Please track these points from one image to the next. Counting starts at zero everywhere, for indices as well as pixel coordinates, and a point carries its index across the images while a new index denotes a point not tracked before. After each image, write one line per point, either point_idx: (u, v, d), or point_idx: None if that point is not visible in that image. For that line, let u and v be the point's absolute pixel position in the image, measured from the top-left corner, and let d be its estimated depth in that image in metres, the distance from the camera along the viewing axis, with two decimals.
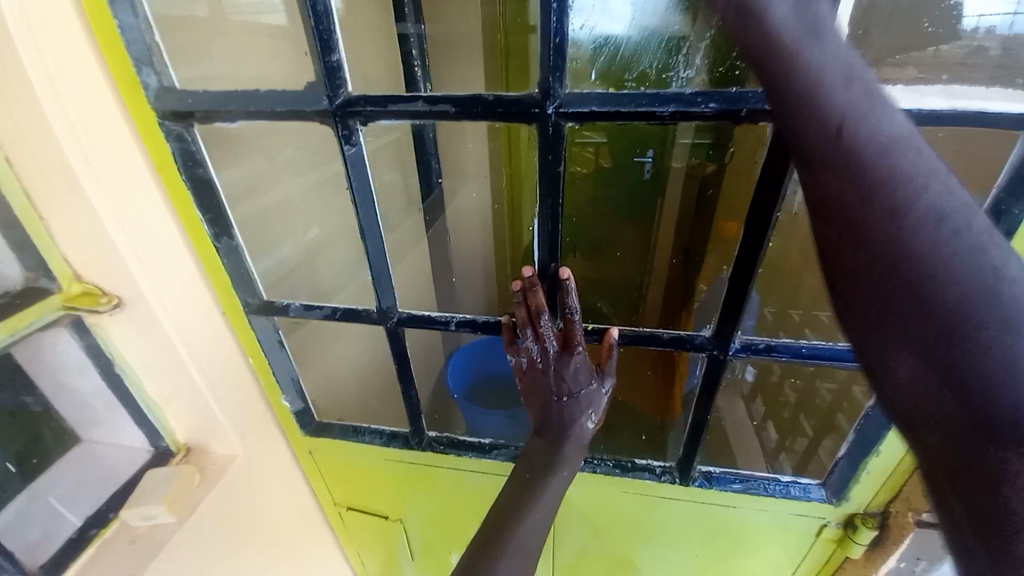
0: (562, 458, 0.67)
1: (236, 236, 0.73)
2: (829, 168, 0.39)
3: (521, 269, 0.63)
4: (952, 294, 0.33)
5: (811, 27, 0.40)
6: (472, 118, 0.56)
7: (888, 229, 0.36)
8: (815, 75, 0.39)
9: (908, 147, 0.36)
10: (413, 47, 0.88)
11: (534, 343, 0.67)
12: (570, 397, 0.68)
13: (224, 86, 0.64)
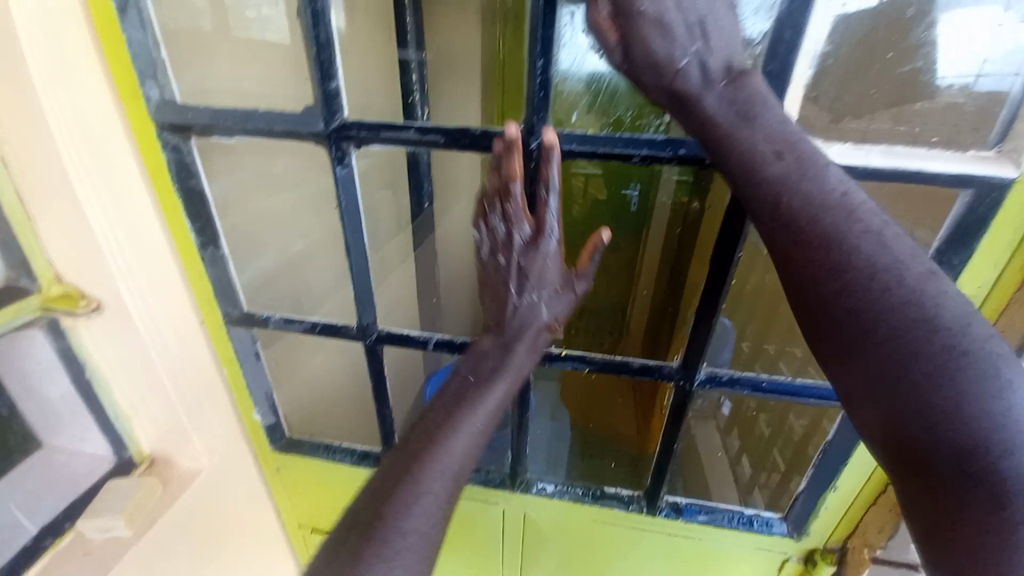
0: (508, 362, 0.62)
1: (222, 246, 0.74)
2: (783, 242, 0.44)
3: (506, 125, 0.53)
4: (908, 323, 0.39)
5: (741, 108, 0.44)
6: (462, 147, 0.59)
7: (841, 273, 0.41)
8: (752, 151, 0.44)
9: (847, 206, 0.42)
10: (413, 74, 0.85)
11: (502, 224, 0.59)
12: (530, 295, 0.62)
13: (224, 101, 0.65)
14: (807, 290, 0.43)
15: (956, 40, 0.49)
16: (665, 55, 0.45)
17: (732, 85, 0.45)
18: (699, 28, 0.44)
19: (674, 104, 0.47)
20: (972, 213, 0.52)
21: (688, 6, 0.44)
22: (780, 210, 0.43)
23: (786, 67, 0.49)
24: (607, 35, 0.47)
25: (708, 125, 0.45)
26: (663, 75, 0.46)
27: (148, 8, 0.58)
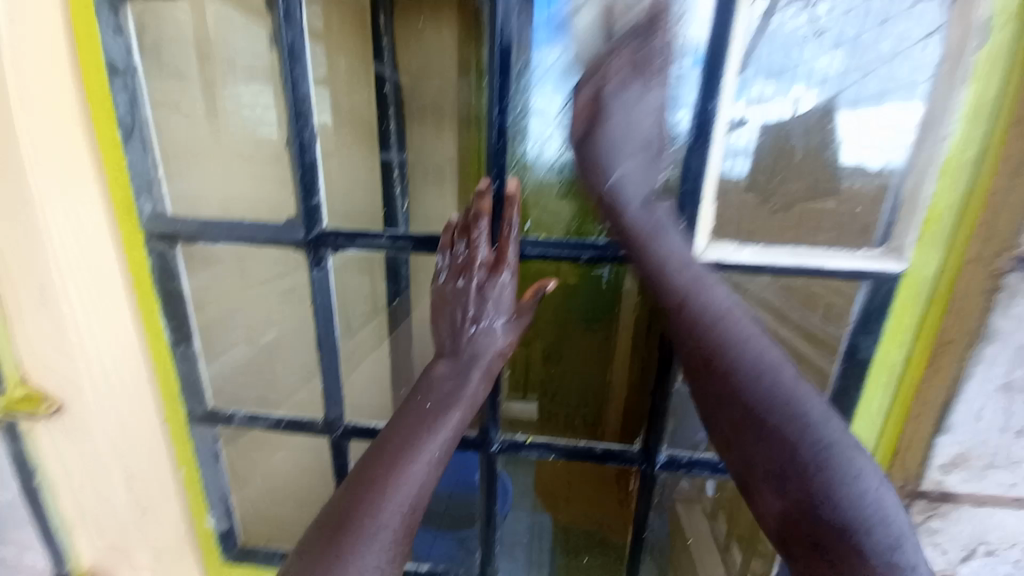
0: (464, 389, 0.62)
1: (194, 343, 0.75)
2: (692, 342, 0.55)
3: (480, 176, 0.59)
4: (785, 418, 0.51)
5: (654, 227, 0.57)
6: (431, 251, 0.66)
7: (732, 374, 0.53)
8: (665, 261, 0.56)
9: (734, 318, 0.54)
10: (395, 176, 0.87)
11: (462, 250, 0.62)
12: (479, 325, 0.63)
13: (210, 211, 0.70)
14: (712, 383, 0.54)
15: (859, 131, 0.58)
16: (601, 170, 0.57)
17: (646, 209, 0.57)
18: (637, 145, 0.57)
19: (607, 211, 0.58)
20: (871, 301, 0.60)
21: (631, 130, 0.56)
22: (684, 316, 0.55)
23: (698, 187, 0.59)
24: (579, 118, 0.57)
25: (629, 231, 0.57)
26: (599, 184, 0.58)
27: (151, 133, 0.66)
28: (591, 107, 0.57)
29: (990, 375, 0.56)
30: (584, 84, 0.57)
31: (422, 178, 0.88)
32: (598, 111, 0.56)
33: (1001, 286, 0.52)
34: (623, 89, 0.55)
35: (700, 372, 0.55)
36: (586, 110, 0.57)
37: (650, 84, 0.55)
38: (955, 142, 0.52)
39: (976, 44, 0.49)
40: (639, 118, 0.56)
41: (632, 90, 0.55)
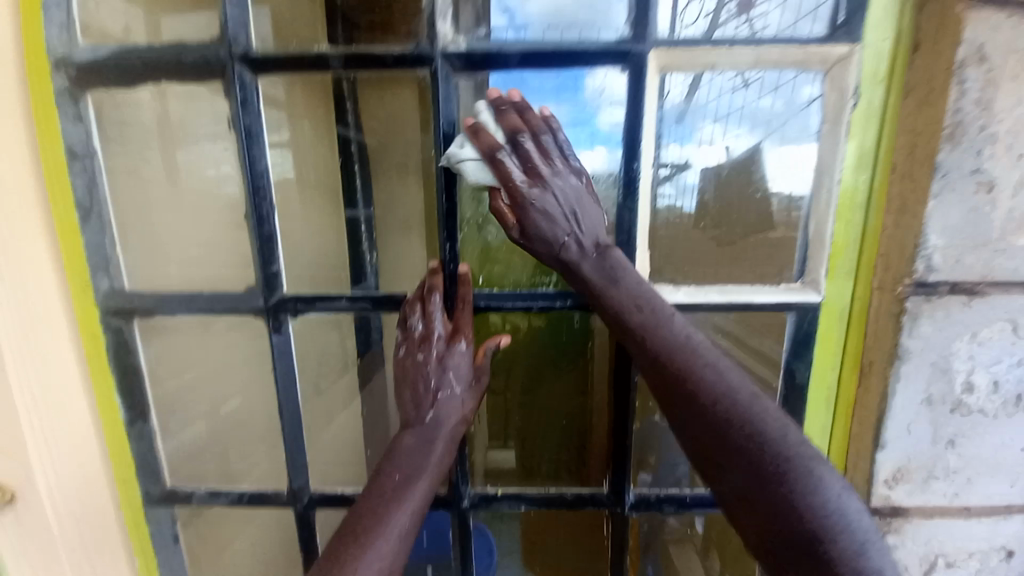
0: (429, 458, 0.63)
1: (151, 419, 0.74)
2: (657, 369, 0.54)
3: (431, 258, 0.65)
4: (743, 429, 0.49)
5: (607, 273, 0.58)
6: (390, 310, 0.68)
7: (691, 388, 0.52)
8: (624, 302, 0.57)
9: (696, 342, 0.53)
10: (362, 232, 0.89)
11: (420, 321, 0.65)
12: (439, 394, 0.65)
13: (171, 285, 0.70)
14: (683, 408, 0.52)
15: (784, 162, 0.64)
16: (549, 233, 0.58)
17: (598, 261, 0.58)
18: (575, 214, 0.58)
19: (561, 267, 0.60)
20: (800, 328, 0.65)
21: (566, 202, 0.58)
22: (641, 340, 0.55)
23: (631, 240, 0.64)
24: (507, 217, 0.59)
25: (584, 285, 0.59)
26: (551, 247, 0.59)
27: (110, 213, 0.67)
28: (522, 187, 0.57)
29: (911, 392, 0.60)
30: (505, 173, 0.57)
31: (389, 221, 0.87)
32: (530, 189, 0.57)
33: (905, 310, 0.57)
34: (542, 168, 0.57)
35: (664, 391, 0.54)
36: (517, 190, 0.57)
37: (567, 162, 0.59)
38: (846, 181, 0.60)
39: (852, 103, 0.58)
40: (567, 191, 0.58)
41: (554, 173, 0.57)
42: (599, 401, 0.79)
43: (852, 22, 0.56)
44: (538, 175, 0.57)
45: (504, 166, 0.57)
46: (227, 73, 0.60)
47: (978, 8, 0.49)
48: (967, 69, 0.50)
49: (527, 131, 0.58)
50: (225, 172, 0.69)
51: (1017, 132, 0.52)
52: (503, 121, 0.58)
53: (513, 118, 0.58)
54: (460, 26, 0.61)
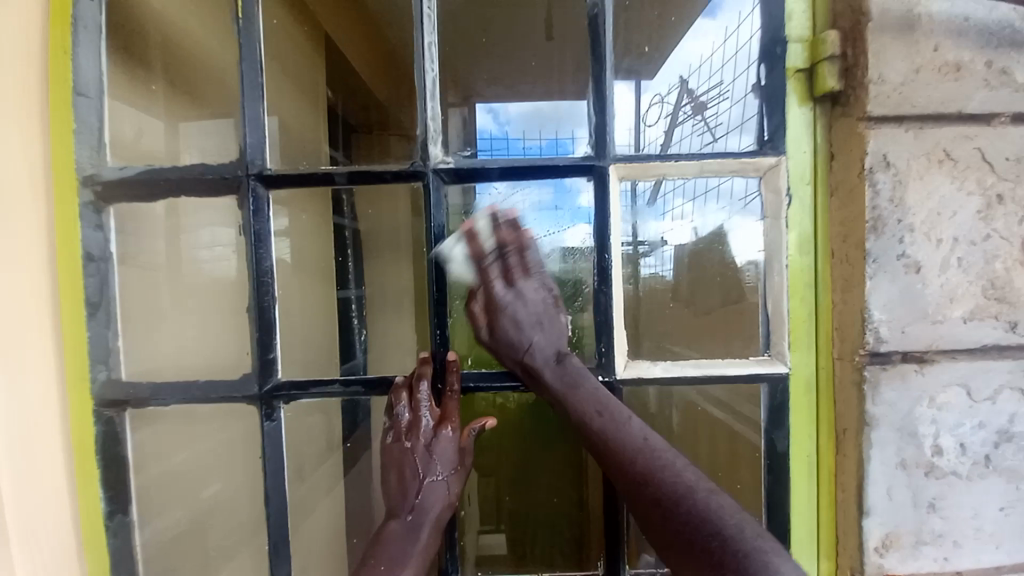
0: (414, 548, 0.64)
1: (131, 512, 0.72)
2: (623, 474, 0.59)
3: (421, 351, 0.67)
4: (699, 516, 0.53)
5: (568, 380, 0.65)
6: (381, 393, 0.70)
7: (651, 482, 0.57)
8: (584, 407, 0.63)
9: (655, 445, 0.59)
10: (352, 309, 0.94)
11: (408, 410, 0.66)
12: (426, 481, 0.66)
13: (169, 376, 0.73)
14: (646, 513, 0.56)
15: (741, 238, 0.71)
16: (514, 340, 0.67)
17: (559, 370, 0.66)
18: (540, 323, 0.67)
19: (526, 374, 0.68)
20: (774, 400, 0.68)
21: (534, 312, 0.67)
22: (601, 448, 0.62)
23: (610, 319, 0.69)
24: (480, 320, 0.69)
25: (548, 391, 0.66)
26: (516, 352, 0.67)
27: (116, 305, 0.70)
28: (498, 293, 0.67)
29: (885, 457, 0.62)
30: (485, 277, 0.67)
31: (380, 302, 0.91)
32: (505, 295, 0.67)
33: (864, 378, 0.61)
34: (517, 277, 0.68)
35: (626, 488, 0.59)
36: (490, 297, 0.67)
37: (537, 275, 0.69)
38: (794, 263, 0.66)
39: (787, 201, 0.66)
40: (534, 302, 0.68)
41: (519, 290, 0.67)
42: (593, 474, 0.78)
43: (776, 137, 0.66)
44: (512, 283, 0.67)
45: (487, 272, 0.67)
46: (242, 186, 0.67)
47: (875, 127, 0.59)
48: (877, 173, 0.59)
49: (514, 245, 0.67)
50: (220, 253, 0.76)
51: (930, 223, 0.60)
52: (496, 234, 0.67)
53: (506, 231, 0.67)
54: (448, 148, 0.70)
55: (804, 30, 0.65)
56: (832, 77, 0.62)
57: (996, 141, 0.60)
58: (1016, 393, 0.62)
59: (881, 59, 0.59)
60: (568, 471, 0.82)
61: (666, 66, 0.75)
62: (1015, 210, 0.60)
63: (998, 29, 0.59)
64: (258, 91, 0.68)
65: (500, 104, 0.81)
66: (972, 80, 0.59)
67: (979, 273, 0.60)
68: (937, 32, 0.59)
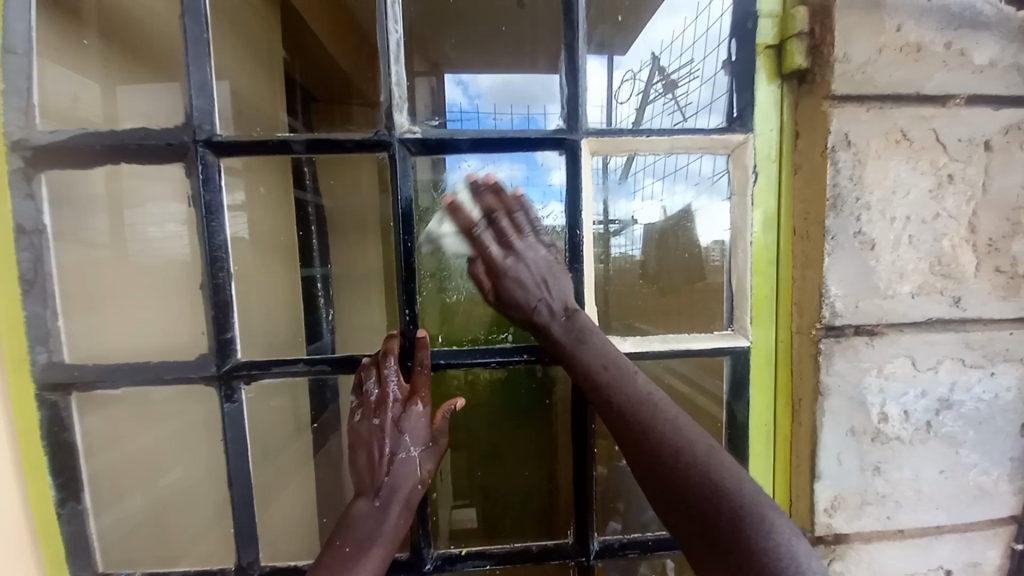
0: (382, 527, 0.63)
1: (84, 499, 0.69)
2: (625, 428, 0.56)
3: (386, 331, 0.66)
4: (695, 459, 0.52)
5: (576, 335, 0.63)
6: (347, 371, 0.69)
7: (654, 431, 0.55)
8: (591, 363, 0.61)
9: (657, 399, 0.57)
10: (318, 288, 0.88)
11: (376, 387, 0.65)
12: (395, 458, 0.65)
13: (120, 357, 0.69)
14: (648, 466, 0.54)
15: (709, 218, 0.72)
16: (523, 299, 0.64)
17: (567, 325, 0.64)
18: (545, 284, 0.64)
19: (530, 327, 0.66)
20: (736, 372, 0.71)
21: (537, 272, 0.64)
22: (606, 395, 0.59)
23: (580, 295, 0.69)
24: (484, 284, 0.66)
25: (554, 344, 0.64)
26: (524, 310, 0.65)
27: (57, 284, 0.65)
28: (496, 260, 0.64)
29: (837, 425, 0.66)
30: (486, 241, 0.64)
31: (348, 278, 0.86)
32: (505, 261, 0.64)
33: (819, 350, 0.64)
34: (514, 238, 0.64)
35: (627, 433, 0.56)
36: (493, 262, 0.64)
37: (535, 234, 0.65)
38: (757, 240, 0.68)
39: (753, 177, 0.67)
40: (537, 259, 0.64)
41: (521, 249, 0.64)
42: (563, 446, 0.79)
43: (744, 116, 0.67)
44: (510, 249, 0.64)
45: (481, 242, 0.64)
46: (190, 153, 0.63)
47: (839, 106, 0.61)
48: (838, 152, 0.61)
49: (501, 210, 0.63)
50: (171, 231, 0.70)
51: (884, 202, 0.62)
52: (480, 200, 0.63)
53: (489, 198, 0.63)
54: (415, 118, 0.68)
55: (774, 5, 0.65)
56: (800, 54, 0.63)
57: (950, 122, 0.62)
58: (956, 363, 0.66)
59: (847, 38, 0.60)
60: (537, 443, 0.83)
61: (638, 40, 0.72)
62: (963, 189, 0.63)
63: (957, 11, 0.61)
64: (204, 49, 0.63)
65: (469, 75, 0.75)
66: (931, 62, 0.61)
67: (928, 251, 0.63)
68: (900, 11, 0.60)
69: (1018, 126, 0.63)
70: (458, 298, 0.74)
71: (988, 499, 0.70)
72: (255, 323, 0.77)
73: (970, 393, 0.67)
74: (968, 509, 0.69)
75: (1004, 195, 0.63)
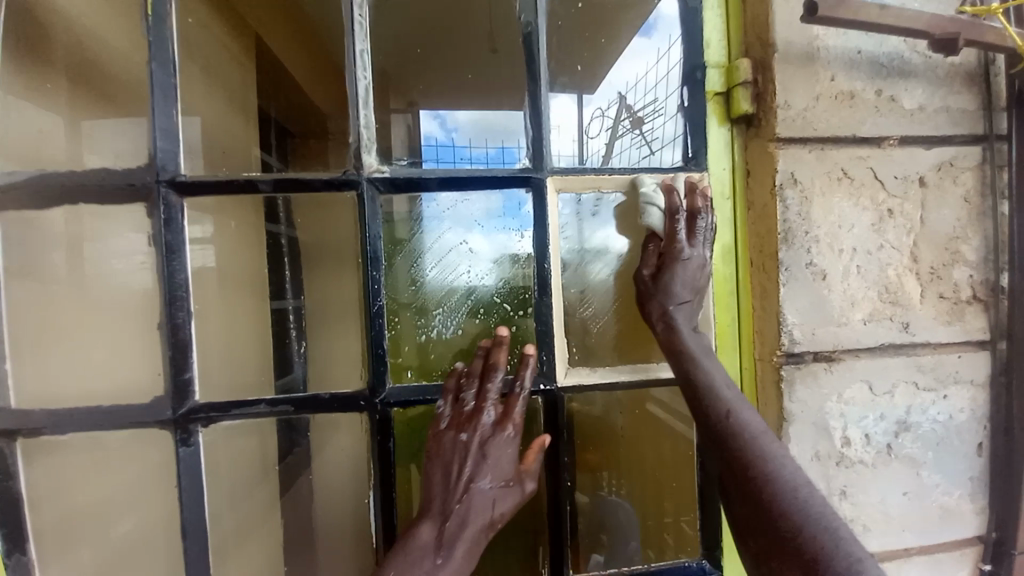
0: (443, 563, 0.60)
1: (30, 551, 0.66)
2: (727, 469, 0.57)
3: (499, 327, 0.66)
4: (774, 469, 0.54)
5: (703, 345, 0.65)
6: (311, 412, 0.68)
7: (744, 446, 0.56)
8: (713, 375, 0.62)
9: (771, 453, 0.55)
10: (290, 322, 0.81)
11: (473, 402, 0.66)
12: (468, 489, 0.64)
13: (69, 397, 0.66)
14: (743, 509, 0.54)
15: None
16: (683, 294, 0.65)
17: (696, 337, 0.65)
18: (700, 291, 0.66)
19: (652, 300, 0.67)
20: None
21: (703, 277, 0.66)
22: (714, 411, 0.60)
23: (550, 329, 0.70)
24: (646, 265, 0.68)
25: (677, 336, 0.65)
26: (671, 301, 0.66)
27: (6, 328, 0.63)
28: (681, 249, 0.65)
29: (803, 450, 0.67)
30: (673, 232, 0.66)
31: (320, 323, 0.79)
32: (686, 254, 0.65)
33: (782, 376, 0.66)
34: (696, 238, 0.66)
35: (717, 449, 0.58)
36: (674, 247, 0.65)
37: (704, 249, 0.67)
38: (718, 271, 0.71)
39: (711, 212, 0.70)
40: (705, 269, 0.67)
41: (704, 252, 0.66)
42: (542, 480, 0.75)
43: (699, 156, 0.70)
44: (694, 241, 0.66)
45: (676, 224, 0.65)
46: (153, 194, 0.63)
47: (784, 147, 0.65)
48: (786, 190, 0.65)
49: (698, 211, 0.66)
50: (126, 255, 0.68)
51: (831, 235, 0.66)
52: (689, 198, 0.66)
53: (697, 201, 0.66)
54: (384, 158, 0.69)
55: (720, 56, 0.70)
56: (746, 100, 0.68)
57: (887, 161, 0.67)
58: (909, 387, 0.68)
59: (787, 88, 0.65)
60: None
61: (605, 81, 0.74)
62: (903, 223, 0.67)
63: (886, 63, 0.67)
64: (170, 92, 0.64)
65: (448, 111, 0.78)
66: (864, 107, 0.66)
67: (876, 279, 0.67)
68: (834, 63, 0.66)
69: (949, 163, 0.68)
70: (428, 335, 0.74)
71: (955, 519, 0.71)
72: (219, 357, 0.73)
73: (927, 414, 0.69)
74: (935, 530, 0.71)
75: (941, 226, 0.68)
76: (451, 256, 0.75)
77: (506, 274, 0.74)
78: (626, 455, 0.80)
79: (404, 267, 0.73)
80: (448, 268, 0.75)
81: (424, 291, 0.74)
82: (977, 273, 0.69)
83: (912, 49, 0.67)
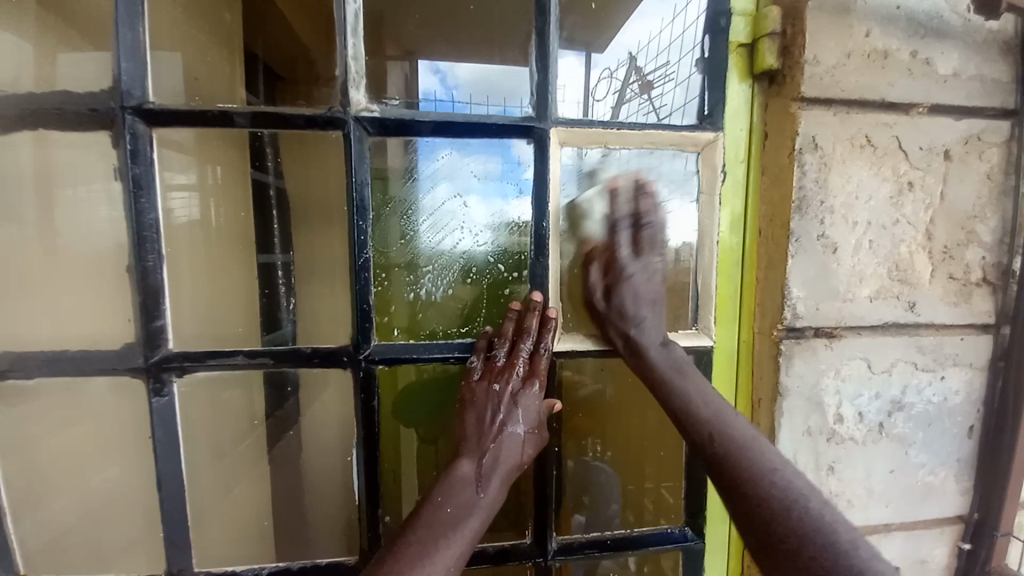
0: (482, 495, 0.60)
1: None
2: (717, 466, 0.55)
3: (534, 293, 0.66)
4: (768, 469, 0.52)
5: (674, 366, 0.64)
6: (291, 364, 0.66)
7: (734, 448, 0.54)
8: (686, 395, 0.61)
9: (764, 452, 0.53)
10: (278, 277, 0.74)
11: (503, 360, 0.65)
12: (502, 431, 0.63)
13: (31, 341, 0.63)
14: (735, 506, 0.51)
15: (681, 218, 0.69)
16: (631, 313, 0.66)
17: (666, 354, 0.65)
18: (652, 304, 0.66)
19: (612, 320, 0.67)
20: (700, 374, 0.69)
21: (652, 289, 0.66)
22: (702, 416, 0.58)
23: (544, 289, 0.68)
24: (594, 283, 0.67)
25: (645, 368, 0.64)
26: (625, 325, 0.66)
27: None
28: (623, 261, 0.66)
29: (794, 425, 0.66)
30: (614, 244, 0.66)
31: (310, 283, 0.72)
32: (628, 267, 0.65)
33: (780, 350, 0.64)
34: (644, 247, 0.66)
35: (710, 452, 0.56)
36: (616, 265, 0.66)
37: (653, 252, 0.66)
38: (723, 240, 0.68)
39: (722, 175, 0.66)
40: (655, 273, 0.66)
41: (653, 259, 0.66)
42: None
43: (715, 113, 0.66)
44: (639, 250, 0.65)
45: (617, 239, 0.66)
46: (118, 121, 0.59)
47: (806, 108, 0.61)
48: (804, 155, 0.61)
49: (649, 213, 0.64)
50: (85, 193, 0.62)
51: (846, 206, 0.62)
52: (637, 199, 0.65)
53: (647, 202, 0.64)
54: (377, 97, 0.65)
55: (747, 3, 0.64)
56: (771, 53, 0.62)
57: (912, 130, 0.63)
58: (908, 366, 0.67)
59: (814, 42, 0.60)
60: None
61: (621, 33, 0.68)
62: (922, 197, 0.64)
63: (924, 21, 0.62)
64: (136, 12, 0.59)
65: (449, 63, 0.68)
66: (895, 68, 0.61)
67: (887, 255, 0.64)
68: (868, 17, 0.61)
69: (977, 136, 0.64)
70: (415, 294, 0.70)
71: (937, 499, 0.72)
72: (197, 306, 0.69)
73: (922, 395, 0.68)
74: (917, 508, 0.71)
75: (960, 204, 0.65)
76: (451, 218, 0.70)
77: (503, 241, 0.70)
78: (619, 424, 0.78)
79: (395, 221, 0.68)
80: (446, 230, 0.70)
81: (417, 251, 0.70)
82: (991, 255, 0.66)
83: (952, 8, 0.62)
